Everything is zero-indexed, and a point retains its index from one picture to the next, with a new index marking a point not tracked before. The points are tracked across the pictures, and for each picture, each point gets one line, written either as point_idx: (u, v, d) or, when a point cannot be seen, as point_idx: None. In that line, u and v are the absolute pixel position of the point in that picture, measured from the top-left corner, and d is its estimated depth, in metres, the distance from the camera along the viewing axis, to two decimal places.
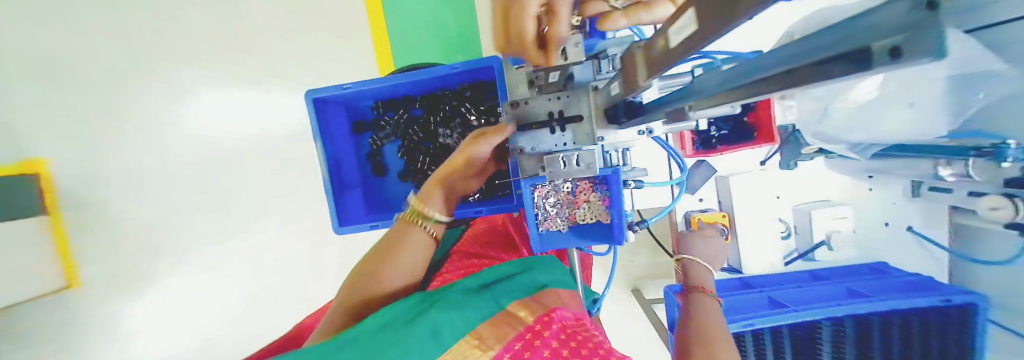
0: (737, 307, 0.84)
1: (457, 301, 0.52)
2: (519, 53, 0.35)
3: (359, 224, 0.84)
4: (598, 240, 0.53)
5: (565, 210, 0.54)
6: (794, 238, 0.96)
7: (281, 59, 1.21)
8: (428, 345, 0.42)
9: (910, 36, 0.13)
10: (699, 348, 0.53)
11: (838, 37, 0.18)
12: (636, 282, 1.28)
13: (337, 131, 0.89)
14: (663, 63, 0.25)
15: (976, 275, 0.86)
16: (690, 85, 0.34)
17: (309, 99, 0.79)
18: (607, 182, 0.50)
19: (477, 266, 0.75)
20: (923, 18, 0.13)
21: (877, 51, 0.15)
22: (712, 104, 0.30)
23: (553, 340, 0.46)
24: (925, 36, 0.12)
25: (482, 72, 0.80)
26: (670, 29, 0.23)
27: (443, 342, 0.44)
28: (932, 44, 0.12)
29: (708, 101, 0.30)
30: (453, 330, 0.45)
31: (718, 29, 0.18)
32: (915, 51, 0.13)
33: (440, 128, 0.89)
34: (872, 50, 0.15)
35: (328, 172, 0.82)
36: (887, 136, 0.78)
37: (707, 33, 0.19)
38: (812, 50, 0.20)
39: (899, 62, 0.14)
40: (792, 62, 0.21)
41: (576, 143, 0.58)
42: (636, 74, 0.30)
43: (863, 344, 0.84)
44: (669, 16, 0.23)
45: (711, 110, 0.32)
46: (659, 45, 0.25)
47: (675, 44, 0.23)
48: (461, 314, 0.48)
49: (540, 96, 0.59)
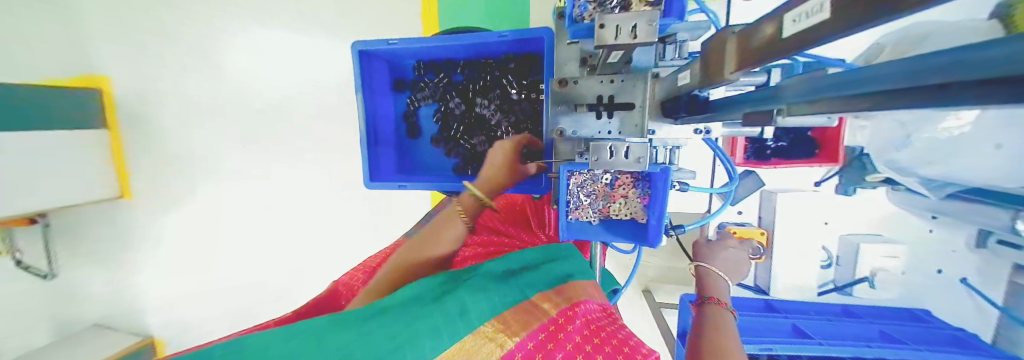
0: (756, 329, 0.82)
1: (485, 285, 0.58)
2: None
3: (388, 182, 0.86)
4: (628, 238, 0.51)
5: (598, 201, 0.52)
6: (834, 268, 0.90)
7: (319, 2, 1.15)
8: (456, 320, 0.49)
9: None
10: (707, 353, 0.54)
11: (961, 61, 0.16)
12: (647, 283, 1.27)
13: (378, 87, 0.89)
14: (765, 55, 0.22)
15: None
16: (778, 85, 0.31)
17: (355, 51, 0.79)
18: (651, 179, 0.47)
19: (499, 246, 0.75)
20: None
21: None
22: (808, 111, 0.27)
23: (577, 334, 0.50)
24: None
25: (530, 44, 0.76)
26: (787, 13, 0.20)
27: (469, 321, 0.50)
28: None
29: (805, 107, 0.27)
30: (479, 311, 0.52)
31: (845, 21, 0.16)
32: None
33: (479, 98, 0.87)
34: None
35: (364, 127, 0.84)
36: (963, 174, 0.72)
37: (834, 26, 0.17)
38: (926, 72, 0.17)
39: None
40: (901, 82, 0.19)
41: (621, 133, 0.54)
42: (723, 65, 0.27)
43: None
44: (786, 3, 0.20)
45: (805, 118, 0.29)
46: (763, 32, 0.22)
47: (789, 35, 0.20)
48: (487, 298, 0.55)
49: (591, 78, 0.55)
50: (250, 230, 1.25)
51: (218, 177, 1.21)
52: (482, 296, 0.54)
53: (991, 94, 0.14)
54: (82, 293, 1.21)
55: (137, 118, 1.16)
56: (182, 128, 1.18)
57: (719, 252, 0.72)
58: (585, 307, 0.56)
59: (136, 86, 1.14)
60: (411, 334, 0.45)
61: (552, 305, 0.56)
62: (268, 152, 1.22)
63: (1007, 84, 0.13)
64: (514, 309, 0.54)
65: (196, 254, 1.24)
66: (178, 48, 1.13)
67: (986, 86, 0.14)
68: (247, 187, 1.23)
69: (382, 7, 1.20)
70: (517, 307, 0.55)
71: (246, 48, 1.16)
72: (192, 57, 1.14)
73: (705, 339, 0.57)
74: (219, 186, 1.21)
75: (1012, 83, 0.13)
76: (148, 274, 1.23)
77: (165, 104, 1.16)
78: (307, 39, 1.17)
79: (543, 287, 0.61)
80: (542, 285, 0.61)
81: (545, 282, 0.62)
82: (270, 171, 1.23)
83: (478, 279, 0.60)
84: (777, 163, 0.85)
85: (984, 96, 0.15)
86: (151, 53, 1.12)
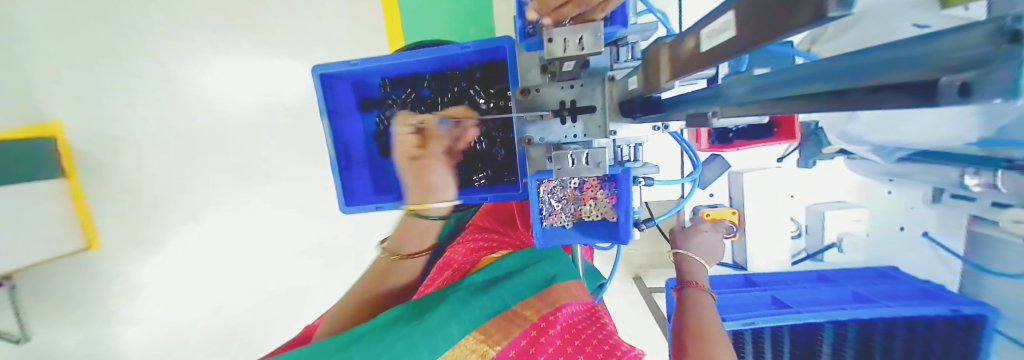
0: (739, 305, 0.85)
1: (465, 299, 0.62)
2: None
3: (365, 205, 0.85)
4: (600, 238, 0.52)
5: (570, 206, 0.53)
6: (804, 238, 0.94)
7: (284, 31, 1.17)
8: (435, 331, 0.55)
9: (968, 68, 0.12)
10: (691, 339, 0.56)
11: (869, 64, 0.17)
12: (636, 272, 1.29)
13: (344, 109, 0.87)
14: (686, 65, 0.23)
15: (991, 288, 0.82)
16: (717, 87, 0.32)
17: (316, 74, 0.77)
18: (616, 180, 0.49)
19: (488, 246, 0.83)
20: (991, 49, 0.11)
21: (944, 79, 0.13)
22: (739, 113, 0.28)
23: (558, 338, 0.54)
24: (995, 77, 0.11)
25: (493, 53, 0.76)
26: (704, 30, 0.21)
27: (448, 336, 0.56)
28: (994, 83, 0.11)
29: (735, 110, 0.28)
30: (458, 325, 0.57)
31: (749, 41, 0.16)
32: (971, 68, 0.12)
33: (448, 110, 0.86)
34: (943, 83, 0.13)
35: (334, 151, 0.83)
36: (908, 138, 0.72)
37: (739, 43, 0.17)
38: (833, 75, 0.19)
39: (972, 100, 0.12)
40: (809, 86, 0.20)
41: (586, 135, 0.56)
42: (659, 75, 0.28)
43: (864, 345, 0.83)
44: (703, 18, 0.21)
45: (736, 119, 0.30)
46: (687, 46, 0.23)
47: (705, 50, 0.21)
48: (467, 312, 0.59)
49: (552, 84, 0.56)
50: (231, 266, 1.21)
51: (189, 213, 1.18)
52: (461, 312, 0.59)
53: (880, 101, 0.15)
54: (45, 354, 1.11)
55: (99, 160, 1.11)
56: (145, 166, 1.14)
57: (692, 237, 0.76)
58: (567, 311, 0.58)
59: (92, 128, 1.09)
60: (392, 355, 0.53)
61: (533, 312, 0.59)
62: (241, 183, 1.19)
63: (894, 90, 0.15)
64: (495, 319, 0.58)
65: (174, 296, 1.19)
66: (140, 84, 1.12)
67: (876, 95, 0.16)
68: (222, 223, 1.19)
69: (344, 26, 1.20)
70: (499, 318, 0.59)
71: (214, 80, 1.15)
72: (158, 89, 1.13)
73: (690, 323, 0.60)
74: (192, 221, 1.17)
75: (904, 89, 0.14)
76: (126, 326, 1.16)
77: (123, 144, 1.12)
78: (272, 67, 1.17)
79: (525, 294, 0.64)
80: (524, 292, 0.64)
81: (528, 288, 0.65)
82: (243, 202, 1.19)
83: (459, 295, 0.64)
84: (739, 145, 0.86)
85: (868, 104, 0.17)
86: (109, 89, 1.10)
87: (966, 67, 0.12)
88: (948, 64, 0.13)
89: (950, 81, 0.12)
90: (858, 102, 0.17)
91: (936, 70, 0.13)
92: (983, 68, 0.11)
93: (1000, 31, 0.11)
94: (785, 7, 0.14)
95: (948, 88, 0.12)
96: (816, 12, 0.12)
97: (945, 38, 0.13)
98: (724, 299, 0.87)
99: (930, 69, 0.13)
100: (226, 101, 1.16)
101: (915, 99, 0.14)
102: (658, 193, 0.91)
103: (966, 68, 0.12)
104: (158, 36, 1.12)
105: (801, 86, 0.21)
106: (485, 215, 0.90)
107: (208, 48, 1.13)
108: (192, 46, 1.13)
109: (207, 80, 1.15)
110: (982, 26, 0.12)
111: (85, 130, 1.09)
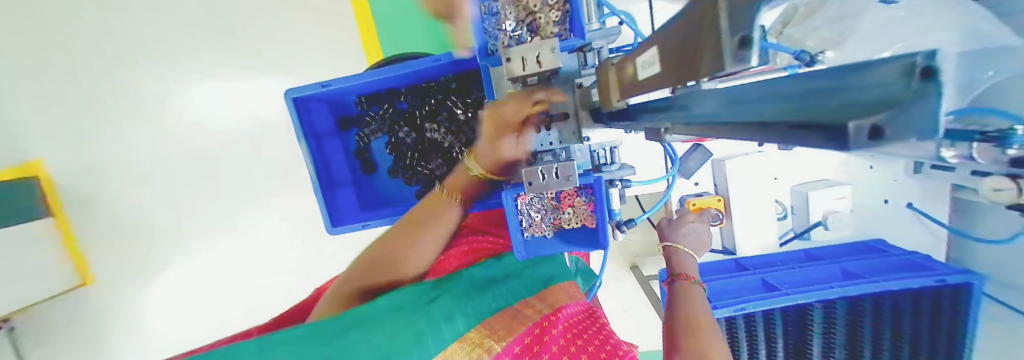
0: (730, 291, 0.86)
1: (471, 294, 0.58)
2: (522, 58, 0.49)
3: (352, 224, 0.85)
4: (583, 246, 0.53)
5: (549, 215, 0.53)
6: (791, 218, 0.96)
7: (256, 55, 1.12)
8: (442, 326, 0.48)
9: (880, 112, 0.12)
10: (685, 329, 0.57)
11: (805, 89, 0.16)
12: (634, 261, 1.24)
13: (322, 130, 0.87)
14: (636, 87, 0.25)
15: (983, 257, 0.83)
16: (669, 99, 0.32)
17: (288, 98, 0.76)
18: (592, 189, 0.49)
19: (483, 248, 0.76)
20: (906, 90, 0.11)
21: (854, 121, 0.12)
22: (687, 132, 0.28)
23: (561, 338, 0.53)
24: (908, 114, 0.11)
25: (467, 62, 0.75)
26: (645, 56, 0.23)
27: (454, 328, 0.49)
28: (907, 123, 0.11)
29: (682, 128, 0.28)
30: (465, 318, 0.52)
31: (681, 73, 0.17)
32: (890, 110, 0.11)
33: (427, 123, 0.84)
34: (851, 127, 0.12)
35: (316, 174, 0.82)
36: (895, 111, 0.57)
37: (672, 77, 0.19)
38: (770, 100, 0.19)
39: (881, 144, 0.12)
40: (744, 115, 0.20)
41: (562, 141, 0.56)
42: (610, 93, 0.31)
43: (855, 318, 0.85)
44: (646, 40, 0.23)
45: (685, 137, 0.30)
46: (630, 67, 0.26)
47: (646, 74, 0.22)
48: (471, 307, 0.55)
49: (524, 94, 0.55)
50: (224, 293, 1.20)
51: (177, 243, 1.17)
52: (467, 307, 0.54)
53: (799, 136, 0.15)
54: None
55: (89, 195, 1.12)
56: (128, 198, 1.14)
57: (679, 228, 0.76)
58: (567, 311, 0.58)
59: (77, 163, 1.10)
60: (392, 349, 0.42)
61: (535, 312, 0.57)
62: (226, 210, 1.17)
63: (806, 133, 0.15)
64: (500, 317, 0.55)
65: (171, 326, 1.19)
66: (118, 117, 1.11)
67: (794, 130, 0.15)
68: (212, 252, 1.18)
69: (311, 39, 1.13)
70: (503, 313, 0.57)
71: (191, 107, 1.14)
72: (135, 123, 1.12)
73: (680, 315, 0.60)
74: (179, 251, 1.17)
75: (819, 133, 0.14)
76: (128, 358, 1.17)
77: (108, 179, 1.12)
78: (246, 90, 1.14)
79: (526, 296, 0.62)
80: (524, 292, 0.63)
81: (529, 288, 0.64)
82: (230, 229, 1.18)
83: (461, 289, 0.59)
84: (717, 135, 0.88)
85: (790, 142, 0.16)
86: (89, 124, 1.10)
87: (877, 110, 0.12)
88: (860, 104, 0.12)
89: (857, 125, 0.12)
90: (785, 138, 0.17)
91: (850, 112, 0.13)
92: (897, 109, 0.11)
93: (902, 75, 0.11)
94: (700, 46, 0.15)
95: (855, 130, 0.12)
96: (717, 53, 0.13)
97: (872, 71, 0.13)
98: (714, 286, 0.87)
99: (844, 110, 0.13)
100: (205, 127, 1.15)
101: (825, 141, 0.14)
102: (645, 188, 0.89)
103: (882, 107, 0.11)
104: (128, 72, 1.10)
105: (740, 117, 0.20)
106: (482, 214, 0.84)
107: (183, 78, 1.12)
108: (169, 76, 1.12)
109: (183, 111, 1.13)
110: (900, 66, 0.12)
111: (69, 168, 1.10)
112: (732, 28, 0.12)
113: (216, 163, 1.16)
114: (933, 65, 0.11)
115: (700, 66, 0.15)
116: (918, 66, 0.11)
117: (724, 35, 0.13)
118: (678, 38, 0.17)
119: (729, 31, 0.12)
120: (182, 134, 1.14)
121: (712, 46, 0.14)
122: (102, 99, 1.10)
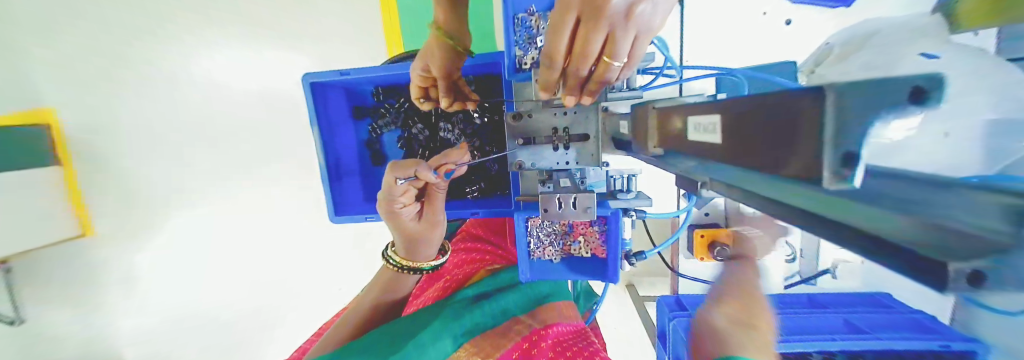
0: (794, 325, 0.83)
1: (459, 310, 0.61)
2: (445, 164, 0.58)
3: (356, 215, 0.83)
4: (588, 274, 0.56)
5: (558, 240, 0.56)
6: (798, 262, 0.93)
7: (250, 6, 1.07)
8: (428, 346, 0.53)
9: (985, 255, 0.11)
10: (732, 301, 0.52)
11: (871, 218, 0.15)
12: (630, 279, 1.20)
13: (336, 117, 0.84)
14: (817, 138, 0.13)
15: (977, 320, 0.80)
16: (678, 166, 0.30)
17: (306, 82, 0.74)
18: (606, 219, 0.52)
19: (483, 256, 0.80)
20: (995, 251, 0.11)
21: (952, 273, 0.11)
22: (724, 191, 0.24)
23: (549, 351, 0.54)
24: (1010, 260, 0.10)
25: (491, 66, 0.73)
26: (706, 122, 0.22)
27: (441, 348, 0.54)
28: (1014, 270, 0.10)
29: (719, 186, 0.24)
30: (453, 336, 0.56)
31: (767, 159, 0.17)
32: (849, 164, 0.12)
33: (442, 122, 0.82)
34: (944, 268, 0.11)
35: (324, 161, 0.80)
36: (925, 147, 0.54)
37: (749, 165, 0.18)
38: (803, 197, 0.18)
39: (982, 289, 0.11)
40: (788, 206, 0.19)
41: (579, 163, 0.52)
42: (647, 139, 0.32)
43: None
44: (694, 105, 0.24)
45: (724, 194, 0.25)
46: (674, 124, 0.27)
47: (713, 146, 0.21)
48: (460, 324, 0.58)
49: (545, 110, 0.52)
50: (200, 269, 1.17)
51: (186, 202, 1.14)
52: (455, 323, 0.58)
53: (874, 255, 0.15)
54: (50, 337, 1.08)
55: (101, 148, 1.08)
56: (118, 159, 1.09)
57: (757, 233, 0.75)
58: (557, 329, 0.58)
59: (88, 115, 1.05)
60: None
61: (526, 327, 0.59)
62: (205, 177, 1.14)
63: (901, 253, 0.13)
64: (491, 333, 0.58)
65: (110, 298, 1.12)
66: (146, 68, 1.07)
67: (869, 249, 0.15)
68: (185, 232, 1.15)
69: (316, 26, 1.11)
70: (492, 332, 0.58)
71: (177, 70, 1.09)
72: (146, 75, 1.08)
73: (710, 319, 0.49)
74: (190, 208, 1.15)
75: (913, 259, 0.13)
76: (131, 325, 1.14)
77: (142, 142, 1.10)
78: (170, 49, 1.07)
79: (516, 312, 0.63)
80: (516, 310, 0.64)
81: (522, 303, 0.65)
82: (202, 203, 1.15)
83: (454, 307, 0.63)
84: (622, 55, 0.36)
85: (871, 258, 0.15)
86: (135, 75, 1.07)
87: (978, 254, 0.11)
88: (949, 244, 0.12)
89: (955, 267, 0.11)
90: (848, 244, 0.16)
91: (972, 248, 0.11)
92: (863, 152, 0.12)
93: (835, 150, 0.12)
94: (792, 135, 0.15)
95: (828, 178, 0.13)
96: (814, 157, 0.13)
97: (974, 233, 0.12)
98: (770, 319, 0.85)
99: (939, 241, 0.12)
100: (215, 86, 1.11)
101: (914, 276, 0.13)
102: (660, 199, 0.84)
103: (847, 167, 0.12)
104: (234, 29, 1.08)
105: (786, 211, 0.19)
106: (482, 224, 0.89)
107: (204, 41, 1.08)
108: (208, 28, 1.08)
109: (199, 69, 1.09)
110: (895, 119, 0.11)
111: (81, 117, 1.05)
112: (834, 144, 0.12)
113: (209, 127, 1.12)
114: (939, 94, 0.10)
115: (794, 152, 0.15)
116: (920, 91, 0.10)
117: (826, 147, 0.13)
118: (756, 125, 0.17)
119: (831, 144, 0.12)
120: (195, 93, 1.10)
121: (810, 145, 0.14)
122: (123, 43, 1.05)
